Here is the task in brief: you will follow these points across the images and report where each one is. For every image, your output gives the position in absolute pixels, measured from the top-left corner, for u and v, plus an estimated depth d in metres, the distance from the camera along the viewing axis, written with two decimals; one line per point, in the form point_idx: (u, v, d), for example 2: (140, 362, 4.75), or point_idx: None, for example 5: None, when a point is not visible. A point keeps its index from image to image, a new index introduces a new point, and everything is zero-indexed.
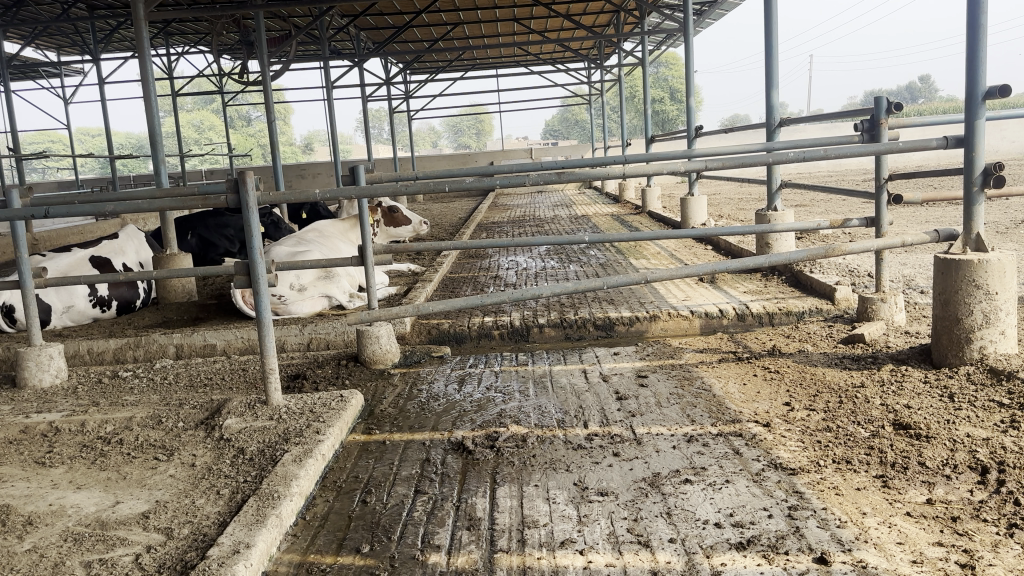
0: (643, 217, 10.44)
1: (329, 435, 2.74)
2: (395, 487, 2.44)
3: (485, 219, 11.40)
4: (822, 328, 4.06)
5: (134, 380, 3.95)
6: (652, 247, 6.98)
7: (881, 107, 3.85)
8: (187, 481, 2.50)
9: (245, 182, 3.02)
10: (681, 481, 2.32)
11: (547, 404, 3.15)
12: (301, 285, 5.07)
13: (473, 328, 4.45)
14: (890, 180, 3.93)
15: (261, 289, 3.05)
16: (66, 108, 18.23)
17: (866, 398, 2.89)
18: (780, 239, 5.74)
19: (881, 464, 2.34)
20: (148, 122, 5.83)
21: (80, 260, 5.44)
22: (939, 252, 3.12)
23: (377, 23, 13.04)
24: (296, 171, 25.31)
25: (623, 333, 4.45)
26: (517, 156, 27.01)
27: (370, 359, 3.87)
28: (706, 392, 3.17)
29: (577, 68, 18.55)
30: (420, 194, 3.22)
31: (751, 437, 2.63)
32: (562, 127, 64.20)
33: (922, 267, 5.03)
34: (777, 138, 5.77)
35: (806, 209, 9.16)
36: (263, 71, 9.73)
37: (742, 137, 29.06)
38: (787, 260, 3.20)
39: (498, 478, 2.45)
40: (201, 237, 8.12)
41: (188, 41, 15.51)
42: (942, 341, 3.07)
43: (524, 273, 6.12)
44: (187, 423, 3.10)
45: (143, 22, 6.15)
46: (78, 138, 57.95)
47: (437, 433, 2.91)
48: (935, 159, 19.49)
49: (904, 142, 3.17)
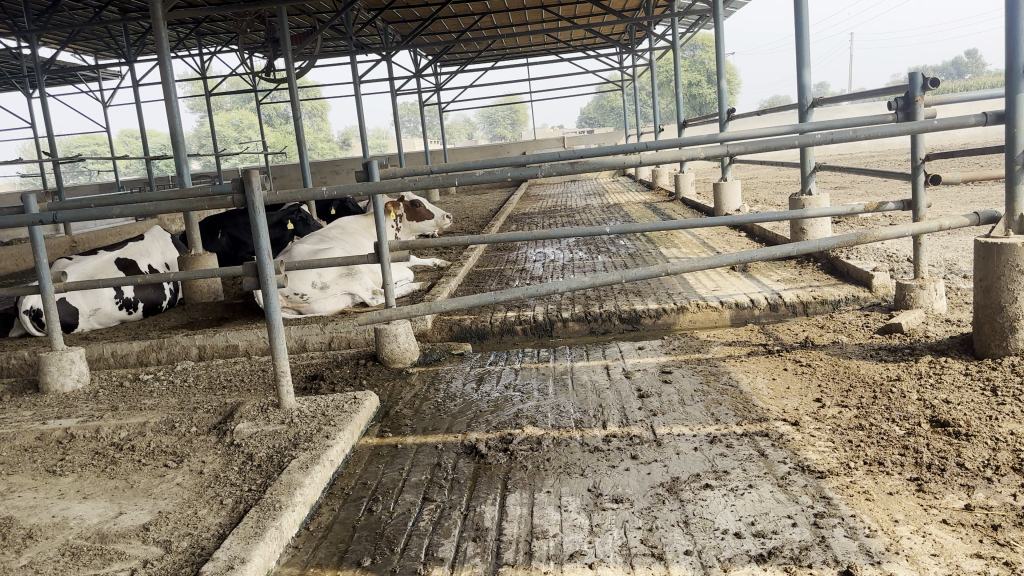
0: (676, 204, 10.24)
1: (338, 440, 2.67)
2: (403, 495, 2.35)
3: (516, 210, 11.29)
4: (858, 318, 3.88)
5: (155, 382, 3.93)
6: (684, 236, 6.81)
7: (915, 84, 3.64)
8: (192, 490, 2.44)
9: (251, 182, 2.95)
10: (701, 486, 2.20)
11: (565, 404, 3.04)
12: (323, 283, 5.02)
13: (496, 324, 4.36)
14: (926, 160, 3.72)
15: (270, 289, 2.98)
16: (104, 110, 18.53)
17: (902, 393, 2.73)
18: (815, 225, 5.53)
19: (916, 466, 2.19)
20: (169, 123, 5.82)
21: (106, 263, 5.47)
22: (980, 236, 2.94)
23: (403, 15, 12.98)
24: (330, 166, 25.45)
25: (649, 326, 4.32)
26: (550, 146, 26.85)
27: (389, 358, 3.80)
28: (732, 388, 3.03)
29: (608, 54, 18.29)
30: (431, 189, 3.11)
31: (777, 438, 2.49)
32: (597, 114, 63.74)
33: (965, 250, 4.80)
34: (810, 120, 5.55)
35: (844, 192, 8.89)
36: (289, 67, 9.72)
37: (781, 119, 28.50)
38: (817, 248, 3.02)
39: (509, 484, 2.34)
40: (230, 236, 8.15)
41: (219, 41, 15.63)
42: (984, 330, 2.88)
43: (551, 266, 6.01)
44: (200, 428, 3.05)
45: (162, 23, 6.14)
46: (122, 141, 59.21)
47: (450, 436, 2.82)
48: (982, 135, 18.86)
49: (939, 120, 2.97)
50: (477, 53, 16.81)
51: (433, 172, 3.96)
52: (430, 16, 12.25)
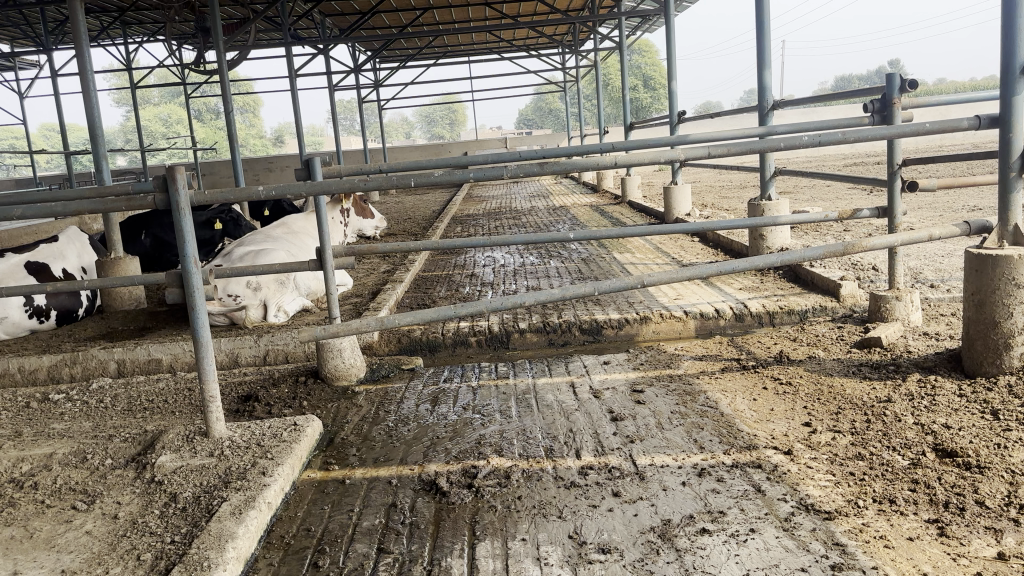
0: (624, 208, 10.10)
1: (277, 478, 2.32)
2: (354, 545, 2.03)
3: (460, 212, 10.98)
4: (831, 330, 3.70)
5: (67, 403, 3.50)
6: (636, 241, 6.63)
7: (893, 85, 3.48)
8: (104, 540, 2.07)
9: (175, 179, 2.56)
10: (697, 532, 1.94)
11: (532, 428, 2.76)
12: (257, 285, 4.64)
13: (448, 335, 4.06)
14: (903, 166, 3.57)
15: (197, 302, 2.59)
16: (21, 101, 17.48)
17: (896, 416, 2.53)
18: (773, 232, 5.39)
19: (932, 504, 1.97)
20: (86, 115, 5.33)
21: (14, 266, 4.98)
22: (970, 247, 2.75)
23: (342, 8, 12.55)
24: (263, 165, 24.68)
25: (611, 337, 4.08)
26: (491, 148, 26.68)
27: (333, 375, 3.47)
28: (712, 410, 2.79)
29: (550, 54, 18.15)
30: (382, 190, 2.74)
31: (772, 470, 2.25)
32: (535, 115, 63.90)
33: (929, 259, 4.70)
34: (770, 122, 5.39)
35: (793, 197, 8.84)
36: (220, 57, 9.18)
37: (719, 122, 28.98)
38: (802, 260, 2.68)
39: (477, 531, 2.04)
40: (156, 236, 7.64)
41: (147, 31, 14.88)
42: (976, 347, 2.71)
43: (502, 271, 5.75)
44: (115, 460, 2.66)
45: (79, 6, 5.63)
46: (42, 136, 56.60)
47: (405, 469, 2.51)
48: (913, 144, 19.37)
49: (933, 122, 2.72)
50: (418, 51, 16.46)
51: (378, 169, 3.60)
52: (369, 10, 11.77)
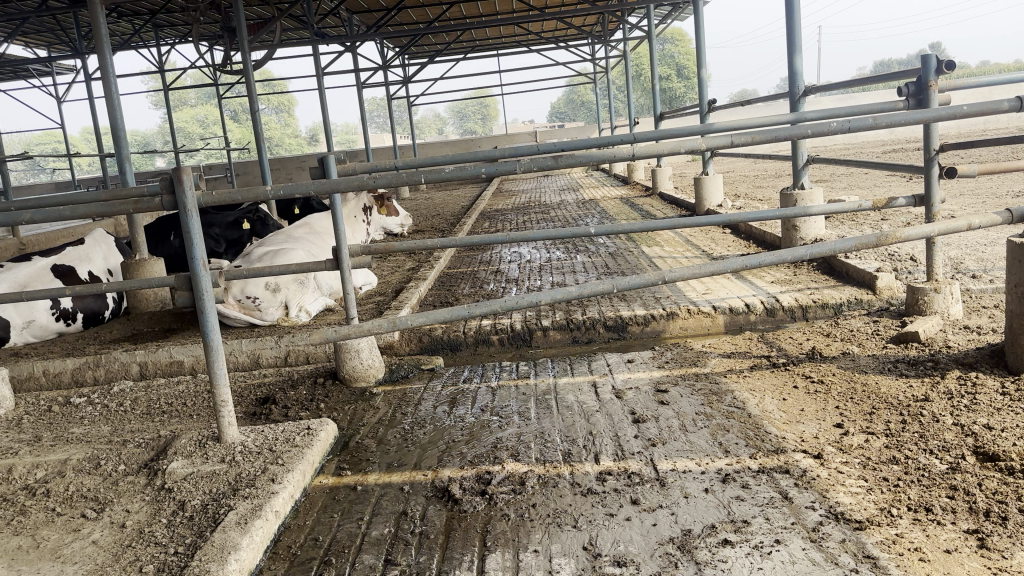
0: (655, 200, 9.93)
1: (286, 485, 2.26)
2: (361, 556, 1.96)
3: (489, 207, 10.90)
4: (866, 324, 3.56)
5: (88, 406, 3.50)
6: (665, 234, 6.49)
7: (929, 66, 3.32)
8: (110, 551, 2.03)
9: (182, 180, 2.51)
10: (719, 543, 1.84)
11: (550, 431, 2.67)
12: (275, 286, 4.60)
13: (469, 334, 3.98)
14: (940, 151, 3.40)
15: (206, 306, 2.54)
16: (59, 105, 17.76)
17: (934, 417, 2.39)
18: (807, 223, 5.21)
19: (973, 513, 1.85)
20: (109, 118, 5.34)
21: (42, 270, 5.02)
22: (1013, 236, 2.59)
23: (368, 4, 12.52)
24: (295, 163, 24.83)
25: (636, 334, 3.97)
26: (522, 141, 26.55)
27: (351, 376, 3.41)
28: (739, 411, 2.67)
29: (579, 46, 17.96)
30: (393, 188, 2.65)
31: (801, 475, 2.14)
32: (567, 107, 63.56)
33: (970, 248, 4.51)
34: (802, 109, 5.21)
35: (828, 186, 8.61)
36: (246, 57, 9.19)
37: (753, 111, 28.53)
38: (834, 252, 2.53)
39: (487, 542, 1.96)
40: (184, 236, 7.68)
41: (178, 33, 15.00)
42: (1020, 342, 2.55)
43: (528, 267, 5.66)
44: (129, 465, 2.63)
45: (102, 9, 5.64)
46: (83, 139, 57.73)
47: (418, 475, 2.44)
48: (954, 128, 18.83)
49: (972, 103, 2.55)
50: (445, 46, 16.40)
51: (394, 166, 3.52)
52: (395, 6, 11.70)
